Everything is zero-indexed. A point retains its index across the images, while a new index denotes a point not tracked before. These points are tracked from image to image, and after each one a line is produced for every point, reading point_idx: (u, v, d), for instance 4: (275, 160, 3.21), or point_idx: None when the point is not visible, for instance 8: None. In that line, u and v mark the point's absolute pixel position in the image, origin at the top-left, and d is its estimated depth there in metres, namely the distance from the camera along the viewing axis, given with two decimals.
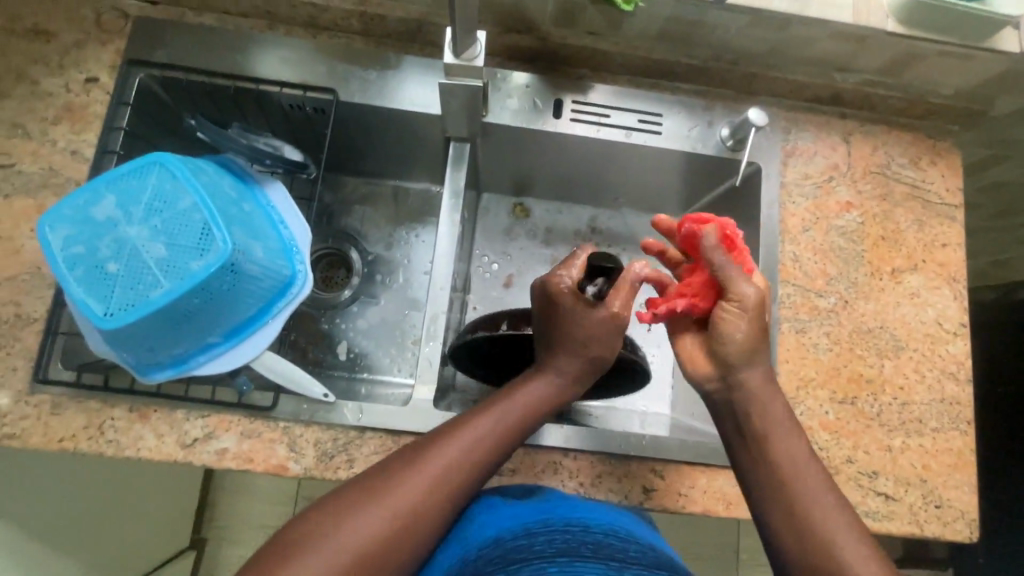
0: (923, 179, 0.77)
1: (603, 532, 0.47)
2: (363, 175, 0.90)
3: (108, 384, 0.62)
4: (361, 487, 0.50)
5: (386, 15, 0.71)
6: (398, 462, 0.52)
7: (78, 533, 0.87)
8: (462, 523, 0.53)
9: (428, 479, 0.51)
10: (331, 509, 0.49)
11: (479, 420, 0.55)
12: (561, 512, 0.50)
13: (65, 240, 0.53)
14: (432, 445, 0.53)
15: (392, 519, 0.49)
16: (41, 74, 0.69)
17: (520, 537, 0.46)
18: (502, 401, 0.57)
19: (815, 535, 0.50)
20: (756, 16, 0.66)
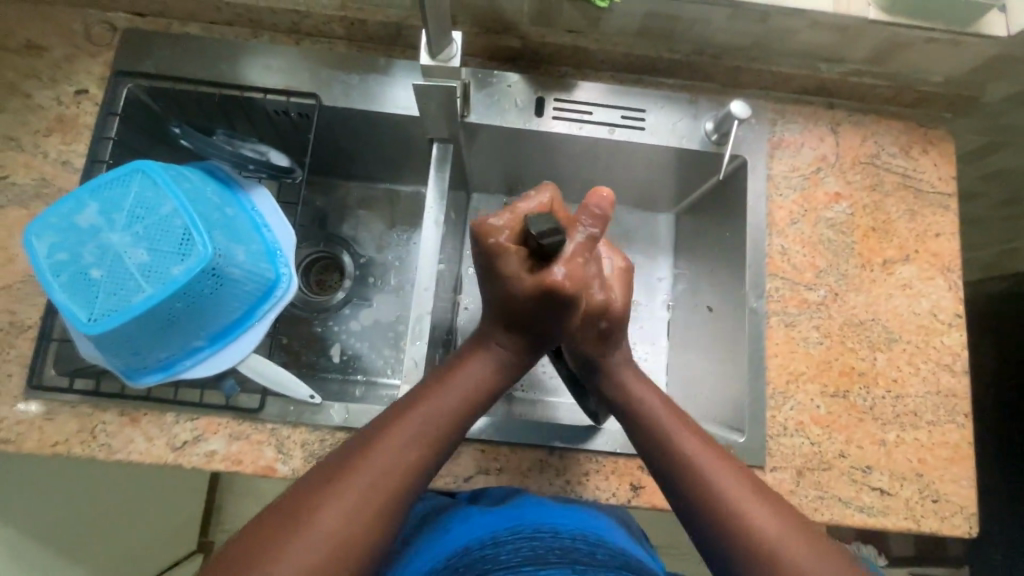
0: (914, 168, 0.76)
1: (574, 536, 0.48)
2: (353, 179, 0.91)
3: (100, 389, 0.63)
4: (288, 512, 0.44)
5: (367, 19, 0.72)
6: (326, 481, 0.46)
7: (82, 536, 0.89)
8: (433, 533, 0.53)
9: (366, 490, 0.45)
10: (258, 543, 0.42)
11: (410, 418, 0.50)
12: (529, 518, 0.50)
13: (51, 247, 0.55)
14: (363, 454, 0.47)
15: (332, 545, 0.43)
16: (33, 88, 0.71)
17: (487, 546, 0.47)
18: (432, 395, 0.52)
19: (744, 527, 0.48)
20: (734, 8, 0.66)
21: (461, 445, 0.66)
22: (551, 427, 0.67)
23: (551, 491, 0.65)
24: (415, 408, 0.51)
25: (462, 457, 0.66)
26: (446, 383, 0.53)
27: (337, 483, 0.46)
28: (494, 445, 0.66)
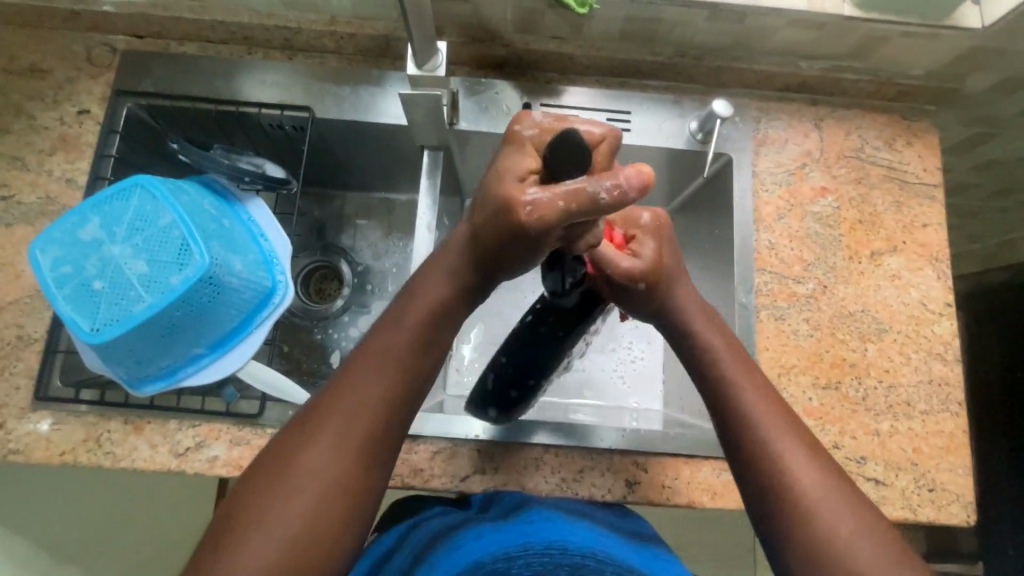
0: (899, 160, 0.76)
1: (582, 553, 0.51)
2: (350, 189, 0.93)
3: (104, 399, 0.65)
4: (276, 455, 0.46)
5: (357, 33, 0.74)
6: (303, 424, 0.47)
7: (91, 547, 0.91)
8: (444, 545, 0.53)
9: (344, 427, 0.46)
10: (253, 489, 0.45)
11: (375, 353, 0.49)
12: (541, 534, 0.52)
13: (54, 261, 0.57)
14: (333, 394, 0.48)
15: (317, 482, 0.45)
16: (37, 109, 0.73)
17: (501, 561, 0.50)
18: (394, 323, 0.50)
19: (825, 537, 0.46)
20: (711, 10, 0.68)
21: (457, 445, 0.67)
22: (547, 426, 0.68)
23: (547, 488, 0.66)
24: (380, 339, 0.50)
25: (458, 457, 0.67)
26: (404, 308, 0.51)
27: (314, 425, 0.46)
28: (489, 443, 0.67)
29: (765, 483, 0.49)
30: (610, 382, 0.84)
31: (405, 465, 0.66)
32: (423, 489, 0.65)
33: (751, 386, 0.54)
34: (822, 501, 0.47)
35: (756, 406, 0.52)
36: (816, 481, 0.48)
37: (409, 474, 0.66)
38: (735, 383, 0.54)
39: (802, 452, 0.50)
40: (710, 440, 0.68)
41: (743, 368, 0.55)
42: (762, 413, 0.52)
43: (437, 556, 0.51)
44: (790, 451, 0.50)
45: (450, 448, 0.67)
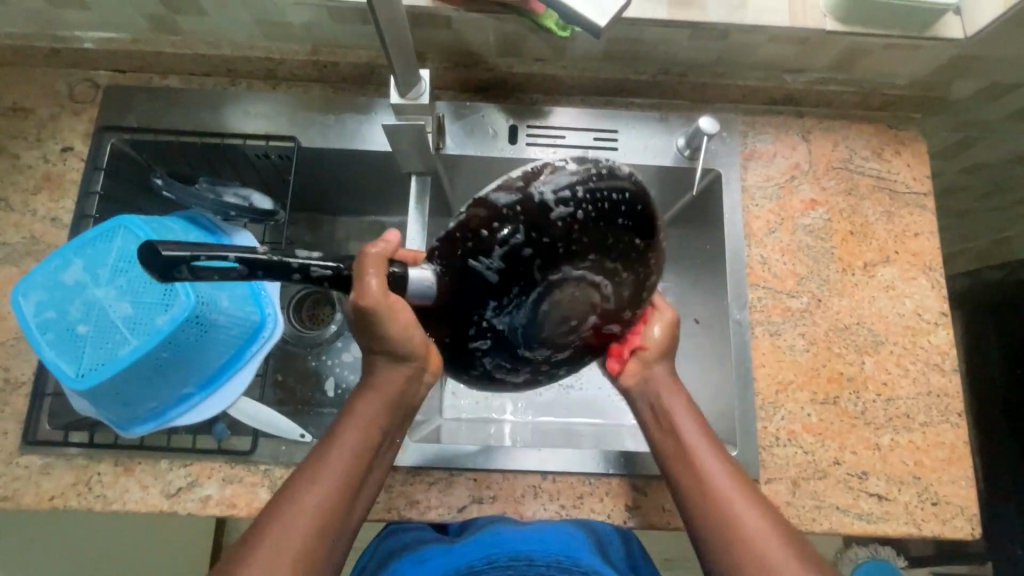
0: (888, 170, 0.76)
1: (547, 563, 0.52)
2: (341, 214, 0.91)
3: (95, 440, 0.64)
4: (244, 536, 0.48)
5: (339, 62, 0.74)
6: (274, 503, 0.50)
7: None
8: (404, 559, 0.55)
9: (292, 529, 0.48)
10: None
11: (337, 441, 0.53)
12: (505, 546, 0.54)
13: (37, 306, 0.56)
14: (299, 477, 0.51)
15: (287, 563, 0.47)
16: (20, 148, 0.73)
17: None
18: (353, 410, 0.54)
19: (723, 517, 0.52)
20: (693, 30, 0.68)
21: (453, 475, 0.66)
22: (546, 452, 0.67)
23: (546, 516, 0.65)
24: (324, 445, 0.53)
25: (455, 488, 0.66)
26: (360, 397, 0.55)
27: (280, 507, 0.49)
28: (486, 472, 0.66)
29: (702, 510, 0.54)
30: (608, 401, 0.83)
31: (401, 497, 0.65)
32: (419, 520, 0.64)
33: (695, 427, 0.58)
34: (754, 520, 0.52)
35: (698, 445, 0.57)
36: (725, 481, 0.54)
37: (406, 506, 0.65)
38: (676, 431, 0.58)
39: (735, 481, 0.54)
40: None
41: (690, 414, 0.59)
42: (703, 450, 0.56)
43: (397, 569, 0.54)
44: (706, 457, 0.56)
45: (447, 478, 0.66)
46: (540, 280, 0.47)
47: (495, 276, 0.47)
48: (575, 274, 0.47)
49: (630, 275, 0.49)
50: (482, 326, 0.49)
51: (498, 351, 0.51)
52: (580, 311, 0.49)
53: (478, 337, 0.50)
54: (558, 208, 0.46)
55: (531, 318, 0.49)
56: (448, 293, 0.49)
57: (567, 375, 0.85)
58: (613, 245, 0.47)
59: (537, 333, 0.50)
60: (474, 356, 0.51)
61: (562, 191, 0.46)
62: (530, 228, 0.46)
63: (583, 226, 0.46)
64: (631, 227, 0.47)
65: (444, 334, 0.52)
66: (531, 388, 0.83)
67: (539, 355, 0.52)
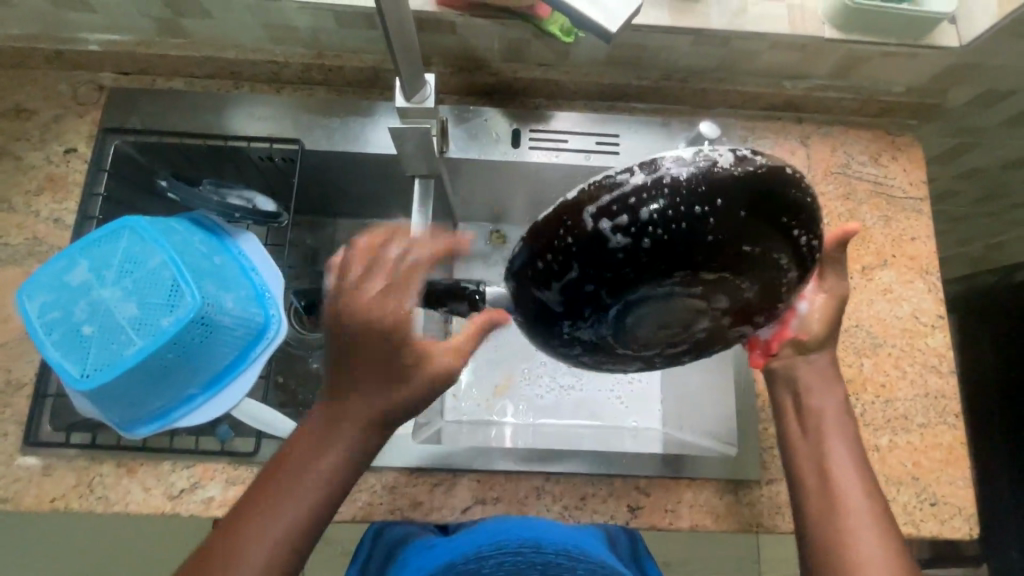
0: (885, 175, 0.77)
1: (555, 551, 0.54)
2: (342, 217, 0.92)
3: (96, 442, 0.64)
4: (236, 507, 0.49)
5: (344, 65, 0.75)
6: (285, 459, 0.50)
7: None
8: (416, 550, 0.58)
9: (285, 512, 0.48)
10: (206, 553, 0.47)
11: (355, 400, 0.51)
12: (514, 533, 0.55)
13: (41, 307, 0.56)
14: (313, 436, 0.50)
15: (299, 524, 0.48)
16: (23, 149, 0.73)
17: (472, 561, 0.54)
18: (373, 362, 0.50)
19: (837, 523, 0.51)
20: (695, 36, 0.69)
21: (456, 476, 0.66)
22: (549, 453, 0.67)
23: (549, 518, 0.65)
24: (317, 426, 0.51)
25: (458, 489, 0.66)
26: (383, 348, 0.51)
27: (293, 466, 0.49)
28: (490, 473, 0.66)
29: (822, 515, 0.52)
30: (610, 404, 0.84)
31: (404, 498, 0.65)
32: (423, 520, 0.65)
33: (843, 441, 0.55)
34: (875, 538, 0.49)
35: (842, 458, 0.54)
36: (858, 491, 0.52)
37: (409, 507, 0.65)
38: (823, 445, 0.55)
39: (871, 500, 0.52)
40: (710, 461, 0.67)
41: (840, 423, 0.57)
42: (846, 462, 0.54)
43: (409, 560, 0.57)
44: (843, 467, 0.54)
45: (450, 479, 0.66)
46: (617, 304, 0.44)
47: (563, 307, 0.45)
48: (664, 290, 0.43)
49: (737, 276, 0.43)
50: (569, 339, 0.50)
51: (593, 352, 0.52)
52: (678, 319, 0.47)
53: (570, 345, 0.51)
54: (619, 239, 0.39)
55: (617, 327, 0.48)
56: (528, 315, 0.49)
57: (567, 378, 0.85)
58: (708, 258, 0.41)
59: (631, 337, 0.49)
60: (571, 355, 0.53)
61: (621, 216, 0.39)
62: (588, 263, 0.41)
63: (664, 248, 0.40)
64: (728, 237, 0.40)
65: (537, 342, 0.53)
66: (532, 391, 0.84)
67: (644, 350, 0.52)
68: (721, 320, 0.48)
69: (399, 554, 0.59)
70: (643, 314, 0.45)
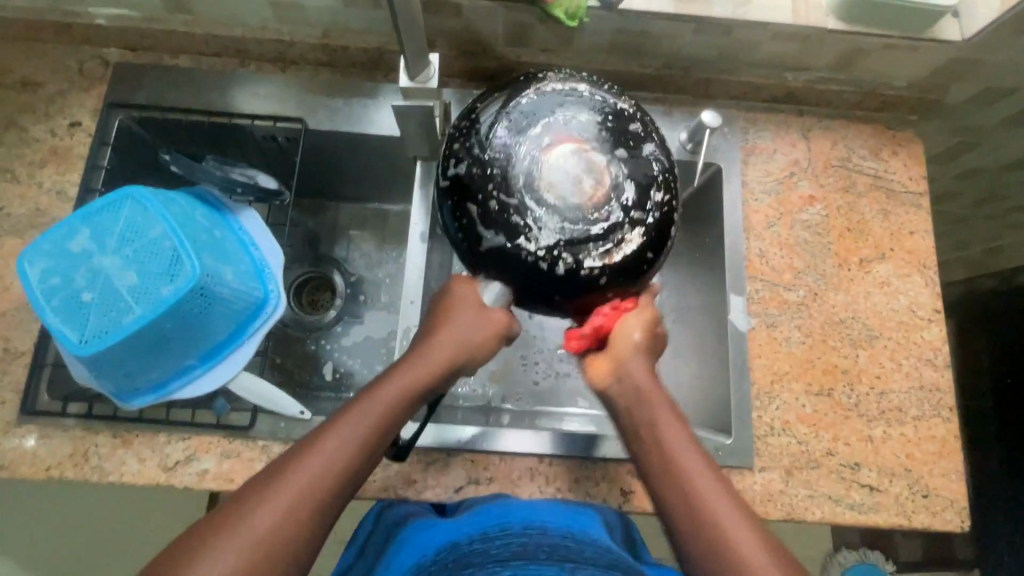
0: (885, 169, 0.78)
1: (562, 534, 0.52)
2: (343, 201, 0.92)
3: (92, 412, 0.64)
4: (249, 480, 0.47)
5: (349, 46, 0.75)
6: (301, 444, 0.49)
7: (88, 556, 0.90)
8: (416, 527, 0.57)
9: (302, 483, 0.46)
10: (206, 522, 0.45)
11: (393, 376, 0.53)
12: (517, 516, 0.54)
13: (42, 273, 0.56)
14: (335, 419, 0.50)
15: (312, 492, 0.46)
16: (28, 122, 0.73)
17: (475, 542, 0.51)
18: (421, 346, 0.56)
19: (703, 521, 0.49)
20: (699, 24, 0.69)
21: (450, 456, 0.66)
22: (544, 437, 0.67)
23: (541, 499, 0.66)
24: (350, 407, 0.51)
25: (453, 469, 0.66)
26: (435, 333, 0.56)
27: (315, 443, 0.48)
28: (483, 454, 0.67)
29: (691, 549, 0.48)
30: None
31: (398, 476, 0.65)
32: (416, 499, 0.65)
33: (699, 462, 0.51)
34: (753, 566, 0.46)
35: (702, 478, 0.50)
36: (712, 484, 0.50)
37: (403, 485, 0.65)
38: (658, 437, 0.53)
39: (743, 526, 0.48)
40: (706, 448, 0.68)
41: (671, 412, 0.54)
42: (708, 486, 0.50)
43: (410, 538, 0.56)
44: (693, 463, 0.51)
45: (444, 459, 0.66)
46: (516, 197, 0.50)
47: (493, 235, 0.51)
48: (524, 160, 0.51)
49: (558, 116, 0.52)
50: (542, 255, 0.50)
51: (584, 246, 0.50)
52: (575, 168, 0.50)
53: (552, 262, 0.50)
54: (459, 166, 0.53)
55: (552, 211, 0.50)
56: (499, 269, 0.52)
57: (564, 364, 0.85)
58: (514, 124, 0.52)
59: (576, 210, 0.50)
60: (581, 272, 0.50)
61: (456, 157, 0.54)
62: (469, 197, 0.52)
63: (490, 145, 0.52)
64: (513, 109, 0.53)
65: (540, 290, 0.52)
66: (528, 376, 0.84)
67: (614, 210, 0.50)
68: (614, 151, 0.52)
69: (399, 533, 0.58)
70: (542, 183, 0.50)
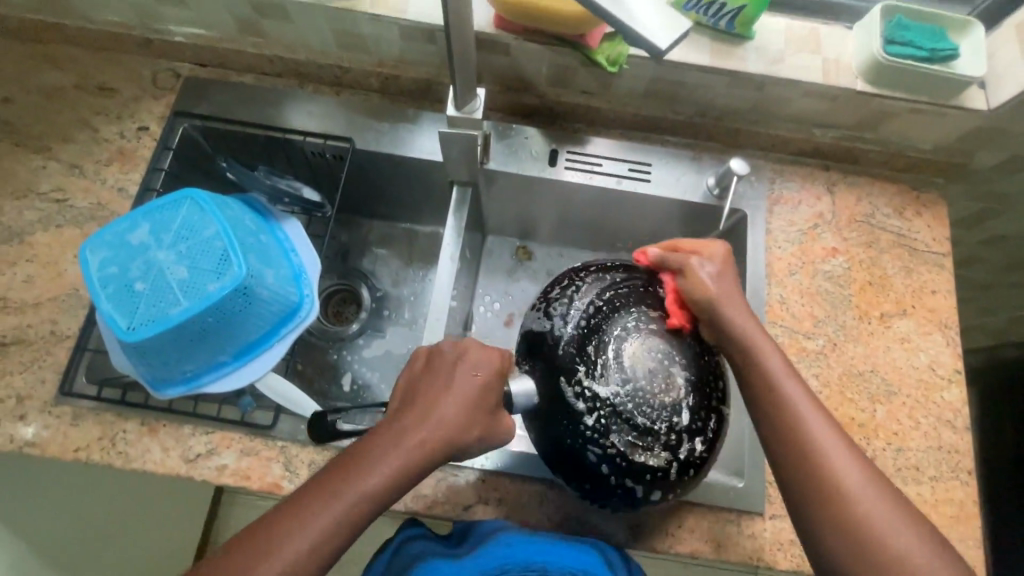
0: (909, 228, 0.79)
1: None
2: (377, 219, 0.96)
3: (124, 399, 0.67)
4: (248, 534, 0.48)
5: (401, 75, 0.81)
6: (296, 502, 0.49)
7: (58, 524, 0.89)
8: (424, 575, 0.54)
9: (294, 545, 0.47)
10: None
11: (387, 451, 0.51)
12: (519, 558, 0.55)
13: (102, 261, 0.60)
14: (330, 481, 0.49)
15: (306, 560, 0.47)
16: (101, 123, 0.79)
17: None
18: (412, 423, 0.52)
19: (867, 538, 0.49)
20: (732, 77, 0.73)
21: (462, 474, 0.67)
22: None
23: (549, 525, 0.66)
24: (347, 470, 0.50)
25: (463, 487, 0.67)
26: (435, 407, 0.53)
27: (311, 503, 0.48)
28: (495, 475, 0.67)
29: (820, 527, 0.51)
30: None
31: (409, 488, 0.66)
32: (424, 514, 0.65)
33: (821, 422, 0.53)
34: (890, 528, 0.49)
35: (831, 445, 0.52)
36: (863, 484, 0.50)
37: (414, 500, 0.66)
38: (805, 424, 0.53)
39: (873, 489, 0.50)
40: (710, 487, 0.67)
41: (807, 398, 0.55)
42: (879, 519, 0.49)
43: None
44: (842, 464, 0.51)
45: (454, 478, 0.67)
46: (609, 340, 0.56)
47: (567, 359, 0.56)
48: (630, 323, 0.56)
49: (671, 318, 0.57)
50: (587, 403, 0.54)
51: (620, 427, 0.54)
52: (657, 362, 0.54)
53: (590, 413, 0.54)
54: (583, 281, 0.60)
55: (617, 378, 0.54)
56: (543, 378, 0.57)
57: None
58: (643, 296, 0.59)
59: (641, 396, 0.53)
60: (598, 440, 0.54)
61: (574, 274, 0.62)
62: (565, 316, 0.58)
63: (608, 289, 0.59)
64: (643, 286, 0.60)
65: (561, 429, 0.56)
66: None
67: (663, 427, 0.53)
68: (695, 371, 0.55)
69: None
70: (619, 349, 0.55)
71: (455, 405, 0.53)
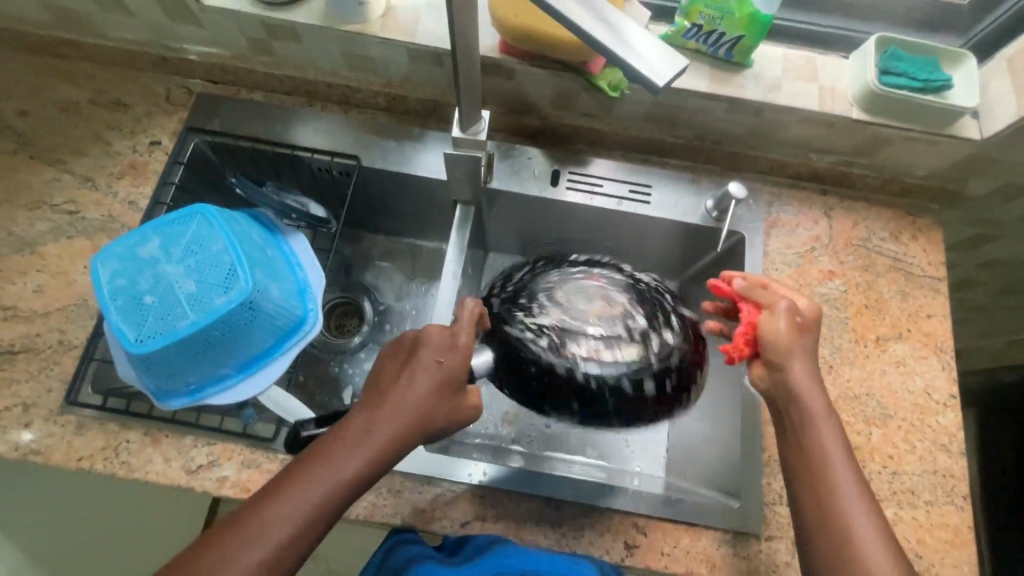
0: (905, 253, 0.80)
1: None
2: (381, 233, 0.98)
3: (128, 409, 0.68)
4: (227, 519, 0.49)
5: (408, 95, 0.83)
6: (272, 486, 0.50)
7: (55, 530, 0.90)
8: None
9: (269, 527, 0.47)
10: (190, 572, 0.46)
11: (355, 433, 0.51)
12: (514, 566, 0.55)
13: (111, 274, 0.61)
14: (302, 464, 0.50)
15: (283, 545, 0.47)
16: (114, 137, 0.81)
17: None
18: (381, 404, 0.52)
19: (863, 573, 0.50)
20: (730, 103, 0.75)
21: (460, 489, 0.68)
22: (547, 479, 0.68)
23: (545, 543, 0.66)
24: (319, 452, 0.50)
25: (461, 503, 0.67)
26: (401, 387, 0.53)
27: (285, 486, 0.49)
28: (492, 491, 0.68)
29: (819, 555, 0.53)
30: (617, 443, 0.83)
31: (407, 503, 0.67)
32: (421, 529, 0.66)
33: (841, 453, 0.55)
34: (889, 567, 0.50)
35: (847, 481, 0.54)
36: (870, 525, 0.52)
37: (411, 515, 0.66)
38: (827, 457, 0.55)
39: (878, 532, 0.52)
40: (704, 508, 0.68)
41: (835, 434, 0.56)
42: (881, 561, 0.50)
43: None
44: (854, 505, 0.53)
45: (451, 493, 0.68)
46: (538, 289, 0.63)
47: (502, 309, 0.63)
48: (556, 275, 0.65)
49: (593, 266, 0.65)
50: (536, 332, 0.59)
51: (568, 339, 0.59)
52: (591, 289, 0.61)
53: (541, 337, 0.59)
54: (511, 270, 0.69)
55: (557, 309, 0.60)
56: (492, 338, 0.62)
57: None
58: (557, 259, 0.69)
59: (579, 312, 0.60)
60: (557, 360, 0.58)
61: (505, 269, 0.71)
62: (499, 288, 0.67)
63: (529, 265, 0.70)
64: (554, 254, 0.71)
65: (526, 370, 0.59)
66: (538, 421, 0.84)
67: (614, 332, 0.58)
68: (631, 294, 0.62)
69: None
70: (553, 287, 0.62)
71: (421, 387, 0.53)
